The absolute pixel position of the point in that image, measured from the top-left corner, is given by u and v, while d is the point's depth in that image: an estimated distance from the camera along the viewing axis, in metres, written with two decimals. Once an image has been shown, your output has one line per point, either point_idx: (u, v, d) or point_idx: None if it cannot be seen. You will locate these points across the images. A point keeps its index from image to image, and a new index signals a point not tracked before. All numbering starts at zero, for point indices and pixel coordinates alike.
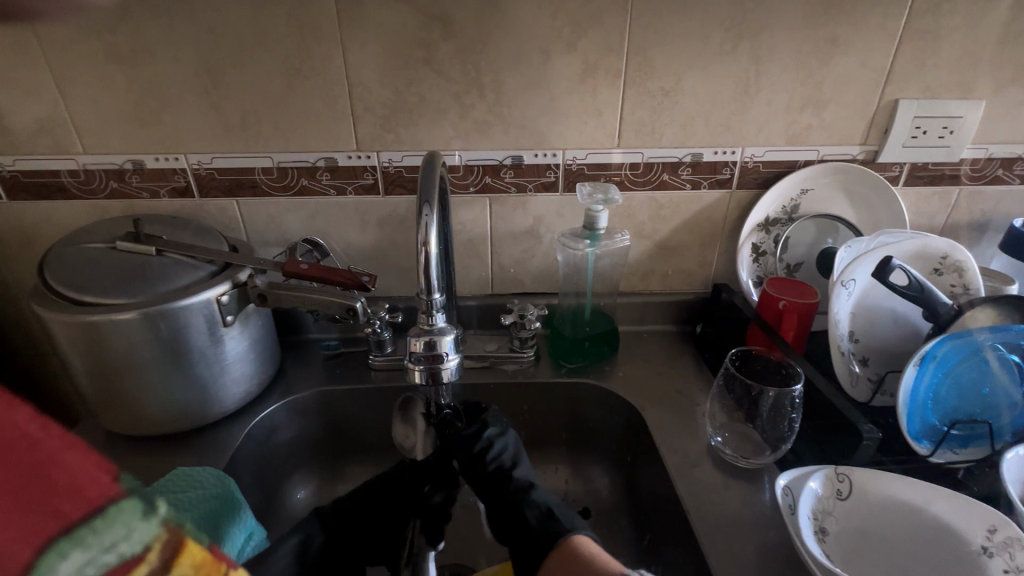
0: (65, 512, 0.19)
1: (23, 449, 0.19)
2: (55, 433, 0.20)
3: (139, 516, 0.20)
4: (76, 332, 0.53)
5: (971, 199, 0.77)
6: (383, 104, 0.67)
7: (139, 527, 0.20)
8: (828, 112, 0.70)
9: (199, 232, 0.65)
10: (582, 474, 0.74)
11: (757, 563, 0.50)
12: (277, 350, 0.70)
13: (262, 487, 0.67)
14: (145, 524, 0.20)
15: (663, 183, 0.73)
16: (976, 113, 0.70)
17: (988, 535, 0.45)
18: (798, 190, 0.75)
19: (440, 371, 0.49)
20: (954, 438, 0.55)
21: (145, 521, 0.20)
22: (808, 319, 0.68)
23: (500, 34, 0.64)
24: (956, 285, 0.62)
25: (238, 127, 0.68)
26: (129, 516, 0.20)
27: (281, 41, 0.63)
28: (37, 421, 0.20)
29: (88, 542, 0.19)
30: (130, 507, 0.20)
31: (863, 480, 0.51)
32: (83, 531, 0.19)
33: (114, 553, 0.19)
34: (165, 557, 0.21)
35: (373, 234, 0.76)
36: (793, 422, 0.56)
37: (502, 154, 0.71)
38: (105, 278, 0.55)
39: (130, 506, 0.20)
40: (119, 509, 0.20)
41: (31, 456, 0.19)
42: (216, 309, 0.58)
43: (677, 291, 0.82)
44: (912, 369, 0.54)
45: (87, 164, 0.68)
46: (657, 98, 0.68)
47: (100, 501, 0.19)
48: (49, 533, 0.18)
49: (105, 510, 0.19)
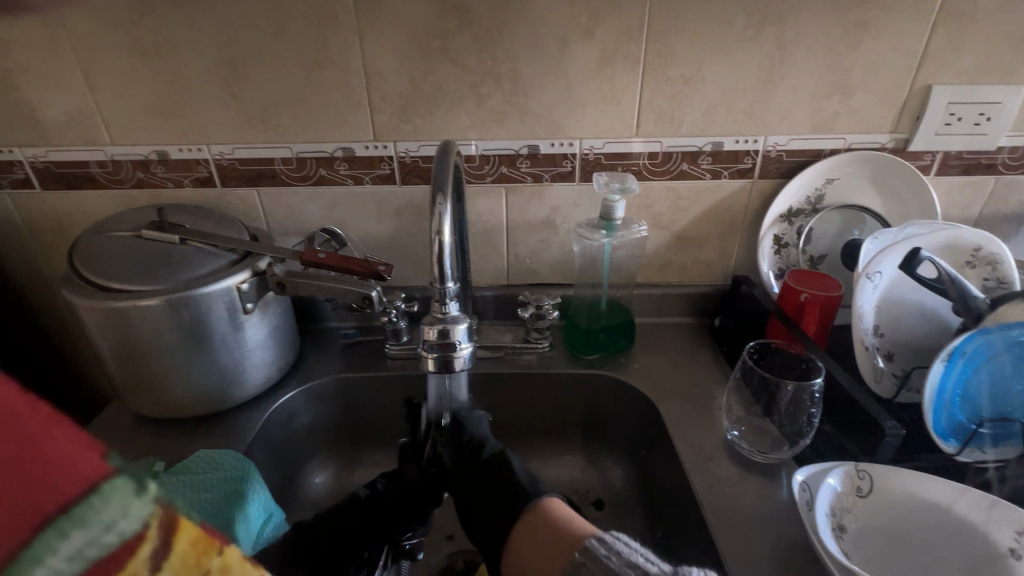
0: (61, 489, 0.19)
1: (22, 428, 0.19)
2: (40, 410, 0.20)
3: (133, 494, 0.20)
4: (103, 317, 0.55)
5: (1008, 189, 0.74)
6: (400, 94, 0.67)
7: (137, 504, 0.21)
8: (856, 99, 0.68)
9: (222, 222, 0.66)
10: (596, 466, 0.74)
11: (772, 558, 0.49)
12: (296, 339, 0.72)
13: (282, 470, 0.69)
14: (141, 501, 0.21)
15: (683, 172, 0.72)
16: (1016, 99, 0.67)
17: (1015, 538, 0.43)
18: (823, 179, 0.73)
19: (453, 359, 0.49)
20: (983, 437, 0.53)
21: (141, 498, 0.21)
22: (831, 312, 0.66)
23: (516, 22, 0.63)
24: (990, 279, 0.60)
25: (258, 119, 0.69)
26: (123, 493, 0.20)
27: (299, 33, 0.63)
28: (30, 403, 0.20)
29: (86, 521, 0.19)
30: (121, 484, 0.20)
31: (885, 477, 0.49)
32: (77, 509, 0.19)
33: (113, 532, 0.20)
34: (164, 533, 0.22)
35: (390, 224, 0.76)
36: (812, 418, 0.55)
37: (518, 143, 0.70)
38: (131, 265, 0.57)
39: (122, 485, 0.20)
40: (112, 487, 0.20)
41: (28, 435, 0.19)
42: (237, 296, 0.59)
43: (696, 282, 0.81)
44: (940, 364, 0.52)
45: (114, 155, 0.70)
46: (677, 85, 0.66)
47: (94, 477, 0.20)
48: (50, 509, 0.19)
49: (98, 487, 0.20)
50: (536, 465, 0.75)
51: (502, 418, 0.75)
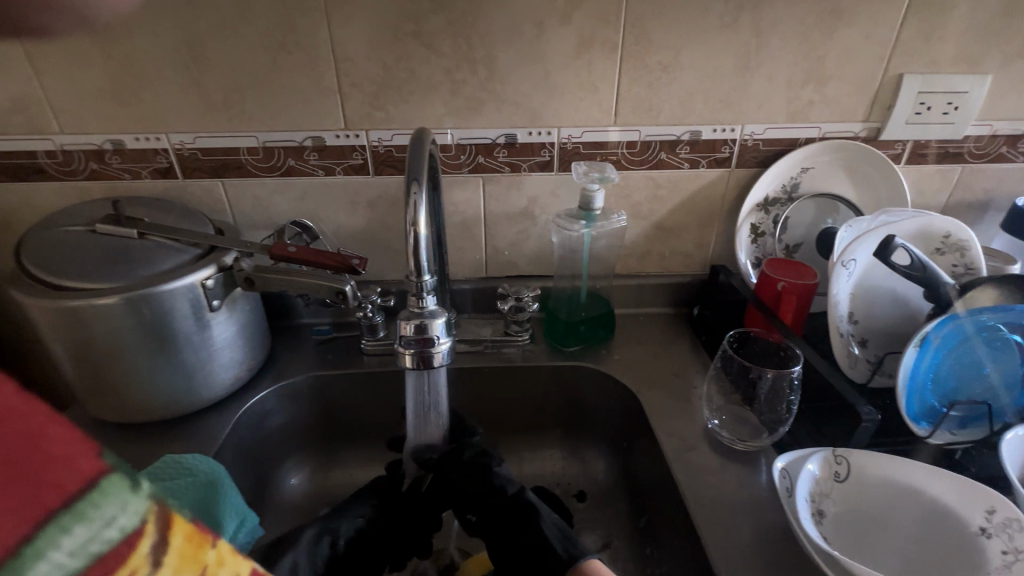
0: (60, 486, 0.16)
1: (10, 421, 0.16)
2: (38, 407, 0.17)
3: (131, 490, 0.17)
4: (56, 317, 0.51)
5: (972, 177, 0.76)
6: (372, 80, 0.64)
7: (136, 500, 0.17)
8: (831, 87, 0.68)
9: (184, 215, 0.62)
10: (578, 457, 0.74)
11: (753, 545, 0.49)
12: (267, 336, 0.69)
13: (254, 473, 0.67)
14: (141, 497, 0.18)
15: (661, 162, 0.71)
16: (982, 89, 0.69)
17: (986, 517, 0.44)
18: (798, 168, 0.73)
19: (432, 355, 0.47)
20: (953, 419, 0.55)
21: (141, 495, 0.18)
22: (807, 300, 0.67)
23: (491, 6, 0.61)
24: (958, 265, 0.61)
25: (221, 106, 0.65)
26: (121, 491, 0.17)
27: (263, 15, 0.60)
28: (21, 395, 0.17)
29: (88, 517, 0.17)
30: (120, 482, 0.17)
31: (862, 461, 0.50)
32: (80, 506, 0.16)
33: (114, 528, 0.17)
34: (161, 528, 0.18)
35: (364, 215, 0.74)
36: (791, 405, 0.56)
37: (495, 132, 0.68)
38: (85, 262, 0.53)
39: (118, 481, 0.17)
40: (110, 483, 0.17)
41: (19, 427, 0.16)
42: (201, 293, 0.56)
43: (674, 272, 0.81)
44: (913, 350, 0.52)
45: (64, 144, 0.66)
46: (655, 73, 0.66)
47: (90, 476, 0.17)
48: (48, 507, 0.16)
49: (97, 485, 0.17)
50: (518, 461, 0.74)
51: (483, 413, 0.74)
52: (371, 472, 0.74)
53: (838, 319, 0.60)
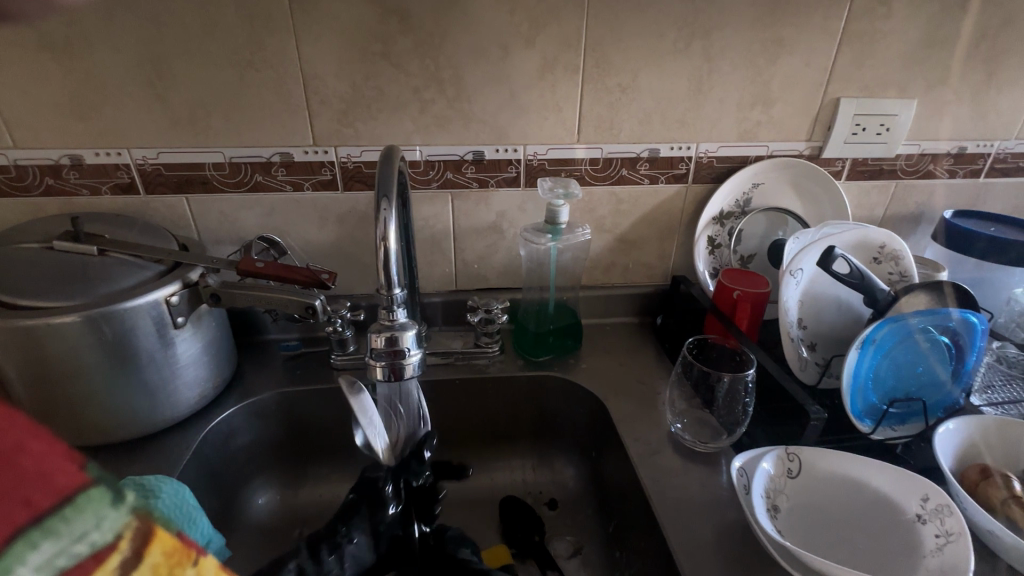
0: (32, 502, 0.16)
1: None
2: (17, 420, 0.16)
3: (110, 504, 0.17)
4: (8, 338, 0.49)
5: (905, 193, 0.82)
6: (341, 98, 0.66)
7: (113, 515, 0.17)
8: (776, 109, 0.73)
9: (147, 231, 0.61)
10: (548, 465, 0.76)
11: (714, 542, 0.51)
12: (233, 354, 0.68)
13: (219, 494, 0.65)
14: (117, 513, 0.17)
15: (622, 177, 0.75)
16: (910, 111, 0.75)
17: (921, 504, 0.48)
18: (749, 184, 0.78)
19: (402, 367, 0.48)
20: (893, 416, 0.59)
21: (118, 510, 0.17)
22: (761, 307, 0.70)
23: (458, 29, 0.63)
24: (894, 273, 0.66)
25: (186, 121, 0.65)
26: (99, 505, 0.17)
27: (230, 33, 0.61)
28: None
29: (58, 532, 0.16)
30: (99, 495, 0.17)
31: (811, 457, 0.53)
32: (51, 521, 0.16)
33: (85, 543, 0.16)
34: (135, 546, 0.18)
35: (333, 230, 0.74)
36: (747, 406, 0.59)
37: (462, 149, 0.70)
38: (41, 279, 0.52)
39: (99, 496, 0.17)
40: (88, 498, 0.17)
41: None
42: (165, 310, 0.55)
43: (638, 283, 0.84)
44: (854, 352, 0.56)
45: (18, 159, 0.64)
46: (614, 94, 0.69)
47: (68, 490, 0.16)
48: (17, 523, 0.15)
49: (74, 499, 0.16)
50: (490, 471, 0.75)
51: (455, 424, 0.75)
52: (340, 488, 0.73)
53: (788, 322, 0.63)
